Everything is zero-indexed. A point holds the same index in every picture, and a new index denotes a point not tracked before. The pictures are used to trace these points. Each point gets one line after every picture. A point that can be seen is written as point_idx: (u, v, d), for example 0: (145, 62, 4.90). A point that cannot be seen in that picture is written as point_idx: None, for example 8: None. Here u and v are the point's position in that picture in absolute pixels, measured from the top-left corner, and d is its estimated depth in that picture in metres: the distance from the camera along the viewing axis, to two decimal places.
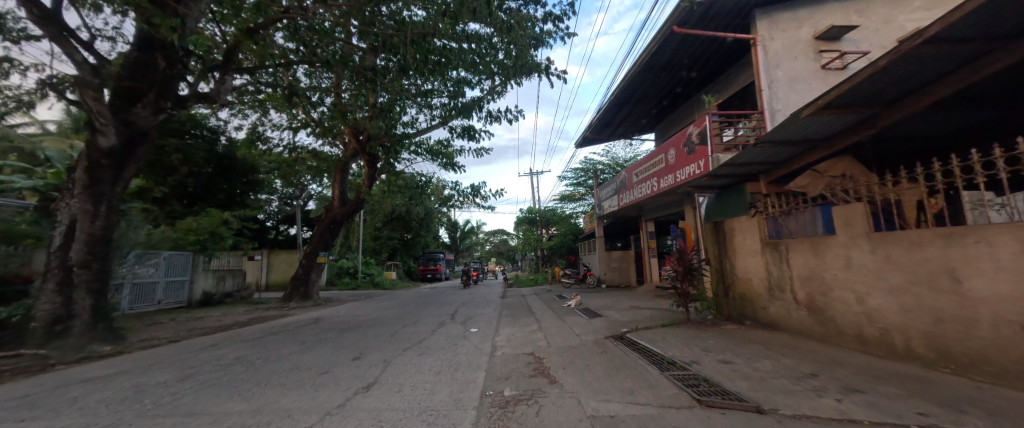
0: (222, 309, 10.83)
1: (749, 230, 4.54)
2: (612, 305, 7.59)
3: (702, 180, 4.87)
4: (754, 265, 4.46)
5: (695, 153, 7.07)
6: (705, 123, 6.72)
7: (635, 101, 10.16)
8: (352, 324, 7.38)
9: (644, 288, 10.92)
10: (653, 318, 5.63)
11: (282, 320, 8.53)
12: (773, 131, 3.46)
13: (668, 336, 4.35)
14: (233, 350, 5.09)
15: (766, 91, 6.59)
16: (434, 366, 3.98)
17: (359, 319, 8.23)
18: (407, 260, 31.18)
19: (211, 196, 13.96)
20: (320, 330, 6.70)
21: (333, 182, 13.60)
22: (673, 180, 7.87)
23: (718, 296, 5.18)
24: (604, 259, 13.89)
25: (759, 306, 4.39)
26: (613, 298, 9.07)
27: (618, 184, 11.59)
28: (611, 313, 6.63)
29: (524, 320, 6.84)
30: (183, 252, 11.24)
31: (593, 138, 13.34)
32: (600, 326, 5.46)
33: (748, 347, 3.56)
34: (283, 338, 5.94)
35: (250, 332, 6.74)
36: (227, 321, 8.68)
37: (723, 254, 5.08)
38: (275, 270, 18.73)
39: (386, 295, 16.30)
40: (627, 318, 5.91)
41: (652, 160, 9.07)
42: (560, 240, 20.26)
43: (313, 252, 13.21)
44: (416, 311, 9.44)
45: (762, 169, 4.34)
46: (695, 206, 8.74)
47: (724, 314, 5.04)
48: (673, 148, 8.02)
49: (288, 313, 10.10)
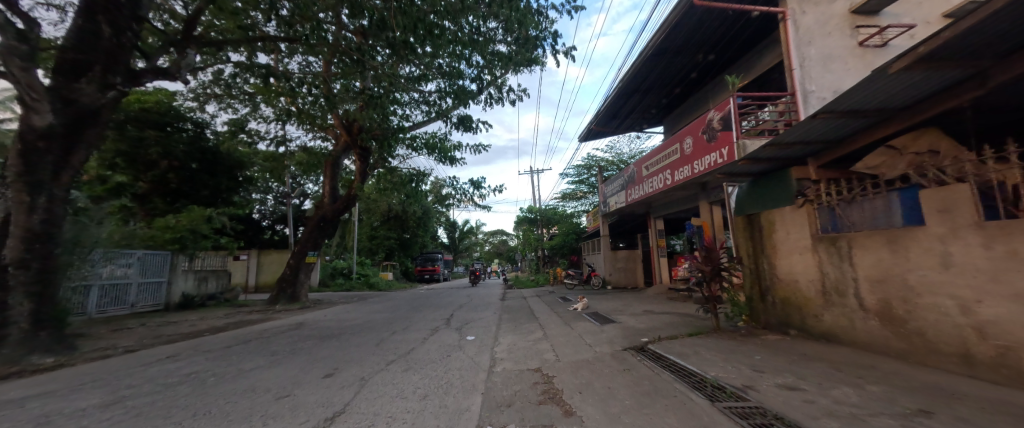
0: (203, 312, 10.13)
1: (795, 223, 3.84)
2: (623, 309, 6.85)
3: (737, 164, 4.14)
4: (801, 265, 3.76)
5: (716, 141, 6.39)
6: (729, 107, 6.03)
7: (646, 89, 9.52)
8: (337, 330, 6.66)
9: (654, 290, 10.19)
10: (675, 325, 4.91)
11: (262, 326, 7.81)
12: (840, 98, 2.76)
13: (702, 350, 3.62)
14: (191, 364, 4.37)
15: (797, 70, 6.05)
16: (420, 387, 3.22)
17: (346, 324, 7.51)
18: (404, 261, 30.43)
19: (195, 193, 13.24)
20: (299, 338, 5.97)
21: (324, 178, 12.88)
22: (691, 172, 7.18)
23: (752, 300, 4.49)
24: (609, 259, 13.21)
25: (809, 313, 3.68)
26: (623, 301, 8.35)
27: (625, 179, 10.91)
28: (624, 318, 5.90)
29: (527, 326, 6.13)
30: (160, 251, 10.60)
31: (598, 131, 12.67)
32: (616, 335, 4.73)
33: (812, 367, 2.83)
34: (255, 348, 5.23)
35: (220, 341, 6.00)
36: (204, 326, 7.99)
37: (759, 252, 4.38)
38: (264, 270, 17.99)
39: (380, 297, 15.57)
40: (644, 325, 5.19)
41: (665, 151, 8.38)
42: (562, 240, 19.56)
43: (301, 252, 12.43)
44: (410, 315, 8.73)
45: (813, 149, 3.63)
46: (712, 201, 8.18)
47: (761, 322, 4.34)
48: (689, 137, 7.32)
49: (270, 317, 9.35)
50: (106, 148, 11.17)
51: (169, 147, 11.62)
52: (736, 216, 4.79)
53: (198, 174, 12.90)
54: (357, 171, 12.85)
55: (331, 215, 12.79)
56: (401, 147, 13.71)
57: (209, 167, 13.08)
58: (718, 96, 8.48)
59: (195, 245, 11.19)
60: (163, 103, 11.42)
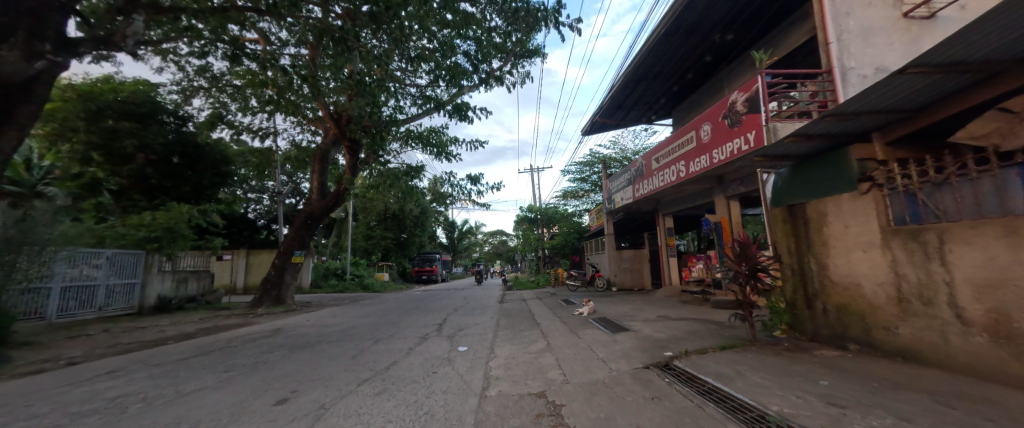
0: (178, 315, 9.39)
1: (855, 214, 3.12)
2: (635, 315, 6.14)
3: (781, 143, 3.42)
4: (865, 265, 3.04)
5: (739, 125, 5.69)
6: (757, 86, 5.30)
7: (655, 75, 8.85)
8: (315, 338, 5.95)
9: (664, 292, 9.47)
10: (702, 335, 4.20)
11: (235, 332, 7.11)
12: (942, 45, 2.05)
13: (749, 370, 2.89)
14: (127, 384, 3.64)
15: (835, 45, 5.36)
16: (390, 421, 2.49)
17: (327, 330, 6.78)
18: (401, 261, 29.64)
19: (176, 189, 12.54)
20: (269, 348, 5.26)
21: (311, 173, 12.12)
22: (710, 162, 6.49)
23: (796, 306, 3.78)
24: (615, 259, 12.46)
25: (876, 324, 2.97)
26: (632, 304, 7.63)
27: (633, 173, 10.18)
28: (638, 326, 5.19)
29: (528, 334, 5.42)
30: (134, 251, 9.89)
31: (602, 123, 11.98)
32: (632, 347, 4.01)
33: (911, 402, 2.10)
34: (213, 361, 4.51)
35: (180, 351, 5.28)
36: (172, 332, 7.28)
37: (805, 249, 3.66)
38: (253, 271, 17.27)
39: (373, 298, 14.86)
40: (665, 334, 4.47)
41: (678, 140, 7.68)
42: (564, 239, 18.85)
43: (287, 251, 11.67)
44: (400, 319, 8.02)
45: (882, 122, 2.93)
46: (729, 196, 7.53)
47: (808, 333, 3.62)
48: (707, 123, 6.61)
49: (249, 321, 8.64)
50: (77, 139, 10.46)
51: (145, 139, 10.91)
52: (772, 207, 4.08)
53: (178, 169, 12.18)
54: (347, 165, 12.10)
55: (319, 212, 12.03)
56: (394, 140, 13.00)
57: (191, 161, 12.38)
58: (737, 81, 7.77)
59: (172, 245, 10.49)
60: (138, 93, 10.69)
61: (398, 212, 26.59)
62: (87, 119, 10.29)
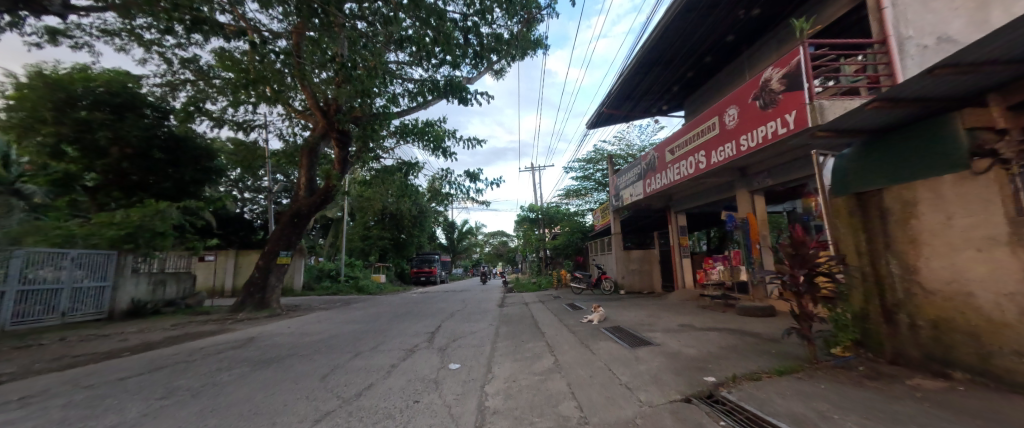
0: (149, 321, 8.63)
1: (961, 201, 2.37)
2: (653, 324, 5.39)
3: (859, 111, 2.70)
4: (980, 268, 2.27)
5: (774, 106, 4.94)
6: (797, 59, 4.55)
7: (670, 58, 8.10)
8: (288, 350, 5.21)
9: (678, 296, 8.72)
10: (744, 354, 3.44)
11: (204, 341, 6.38)
12: None
13: (834, 411, 2.13)
14: (27, 418, 2.87)
15: (889, 10, 4.40)
16: None
17: (305, 339, 6.05)
18: (399, 262, 28.91)
19: (157, 185, 11.90)
20: (231, 363, 4.52)
21: (300, 168, 11.36)
22: (737, 150, 5.75)
23: (869, 320, 3.02)
24: (622, 260, 11.71)
25: (999, 348, 2.19)
26: (647, 311, 6.87)
27: (643, 167, 9.43)
28: (660, 338, 4.45)
29: (532, 346, 4.68)
30: (106, 251, 9.17)
31: (609, 114, 11.26)
32: (662, 368, 3.27)
33: None
34: (155, 383, 3.75)
35: (126, 368, 4.53)
36: (136, 342, 6.56)
37: (883, 248, 2.90)
38: (241, 273, 16.50)
39: (366, 301, 14.13)
40: (697, 349, 3.74)
41: (697, 127, 6.94)
42: (567, 239, 18.10)
43: (272, 251, 10.90)
44: (389, 326, 7.29)
45: (1010, 75, 2.19)
46: (753, 190, 6.84)
47: (888, 353, 2.87)
48: (733, 106, 5.85)
49: (226, 328, 7.88)
50: (46, 131, 9.61)
51: (119, 132, 10.11)
52: (833, 195, 3.32)
53: (159, 164, 11.46)
54: (337, 159, 11.34)
55: (307, 210, 11.25)
56: (388, 135, 12.29)
57: (173, 156, 11.64)
58: (765, 62, 7.01)
59: (149, 244, 9.78)
60: (115, 82, 9.94)
61: (396, 212, 25.89)
62: (57, 109, 9.48)
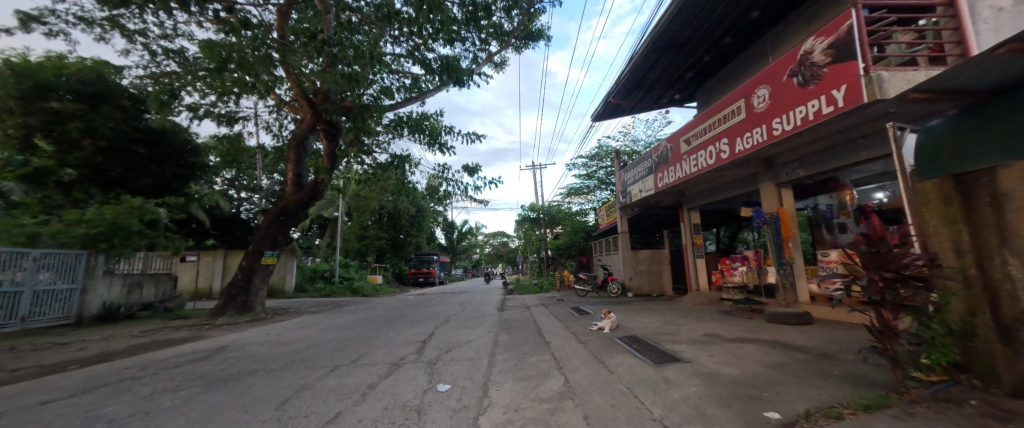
0: (117, 327, 7.92)
1: None
2: (675, 334, 4.70)
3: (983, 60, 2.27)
4: None
5: (817, 82, 4.27)
6: (848, 24, 3.87)
7: (685, 40, 7.42)
8: (256, 363, 4.52)
9: (693, 300, 8.04)
10: (802, 378, 2.76)
11: (167, 351, 5.68)
12: None
13: None
14: None
15: None
16: None
17: (280, 350, 5.37)
18: (397, 263, 28.23)
19: (136, 181, 11.20)
20: (183, 382, 3.83)
21: (286, 162, 10.66)
22: (768, 135, 5.08)
23: (975, 338, 2.33)
24: (630, 261, 11.04)
25: None
26: (663, 317, 6.18)
27: (653, 161, 8.77)
28: (688, 352, 3.76)
29: (536, 361, 4.01)
30: (75, 250, 8.53)
31: (616, 105, 10.61)
32: (704, 395, 2.59)
33: None
34: (77, 411, 3.05)
35: (60, 387, 3.84)
36: (94, 351, 5.88)
37: (998, 244, 2.20)
38: (227, 273, 15.84)
39: (359, 304, 13.45)
40: (740, 369, 3.07)
41: (718, 113, 6.28)
42: (570, 238, 17.43)
43: (257, 250, 10.22)
44: (378, 333, 6.62)
45: None
46: (781, 183, 6.23)
47: (1008, 382, 2.16)
48: (764, 86, 5.17)
49: (200, 335, 7.20)
50: (11, 122, 8.93)
51: (93, 123, 9.43)
52: (918, 179, 2.67)
53: (139, 159, 10.78)
54: (326, 154, 10.62)
55: (294, 207, 10.58)
56: (382, 128, 11.64)
57: (154, 150, 10.97)
58: (791, 41, 6.34)
59: (125, 243, 9.06)
60: (89, 71, 9.25)
61: (394, 211, 25.26)
62: (24, 98, 8.76)
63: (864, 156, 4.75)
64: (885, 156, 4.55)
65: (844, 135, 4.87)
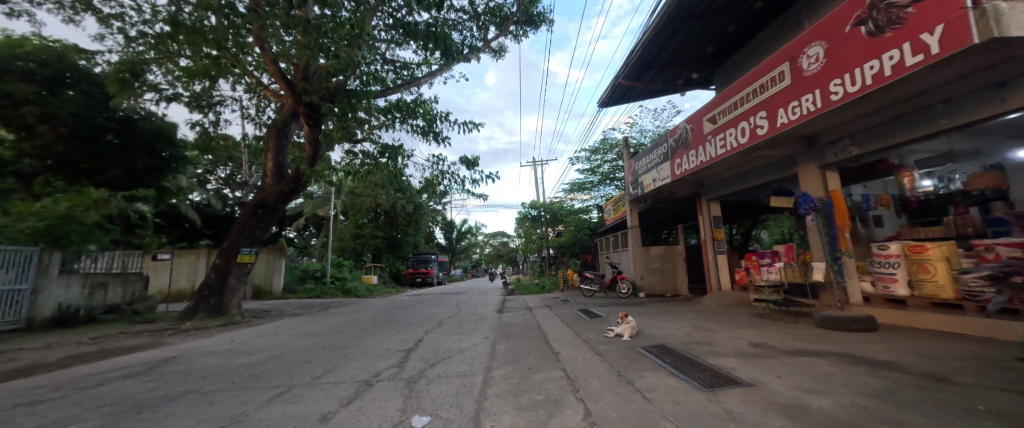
0: (68, 333, 7.03)
1: None
2: (714, 343, 3.81)
3: None
4: None
5: (896, 28, 3.39)
6: None
7: (709, 8, 6.54)
8: (195, 382, 3.63)
9: (717, 301, 7.15)
10: (942, 417, 1.87)
11: (101, 364, 4.77)
12: None
13: None
14: None
15: None
16: None
17: (235, 362, 4.48)
18: (394, 263, 27.39)
19: (105, 173, 10.32)
20: (85, 410, 2.93)
21: (267, 151, 9.83)
22: (824, 100, 4.18)
23: None
24: (641, 258, 10.18)
25: None
26: (690, 321, 5.29)
27: (670, 147, 7.90)
28: (744, 370, 2.88)
29: (545, 381, 3.11)
30: (27, 247, 7.66)
31: (627, 88, 9.78)
32: None
33: None
34: None
35: None
36: (21, 364, 5.00)
37: None
38: (181, 276, 14.81)
39: (348, 305, 12.56)
40: (836, 399, 2.18)
41: (754, 83, 5.39)
42: (573, 236, 16.57)
43: (232, 248, 9.36)
44: (358, 341, 5.73)
45: None
46: (826, 164, 5.37)
47: None
48: (818, 43, 4.29)
49: (156, 343, 6.30)
50: None
51: (49, 108, 8.51)
52: None
53: (107, 149, 9.92)
54: (309, 141, 9.73)
55: (274, 200, 9.72)
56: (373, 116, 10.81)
57: (124, 140, 10.10)
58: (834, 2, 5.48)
59: (84, 240, 8.18)
60: (47, 50, 8.40)
61: (390, 210, 24.46)
62: None
63: (943, 125, 3.89)
64: (972, 123, 3.70)
65: (915, 101, 4.02)
